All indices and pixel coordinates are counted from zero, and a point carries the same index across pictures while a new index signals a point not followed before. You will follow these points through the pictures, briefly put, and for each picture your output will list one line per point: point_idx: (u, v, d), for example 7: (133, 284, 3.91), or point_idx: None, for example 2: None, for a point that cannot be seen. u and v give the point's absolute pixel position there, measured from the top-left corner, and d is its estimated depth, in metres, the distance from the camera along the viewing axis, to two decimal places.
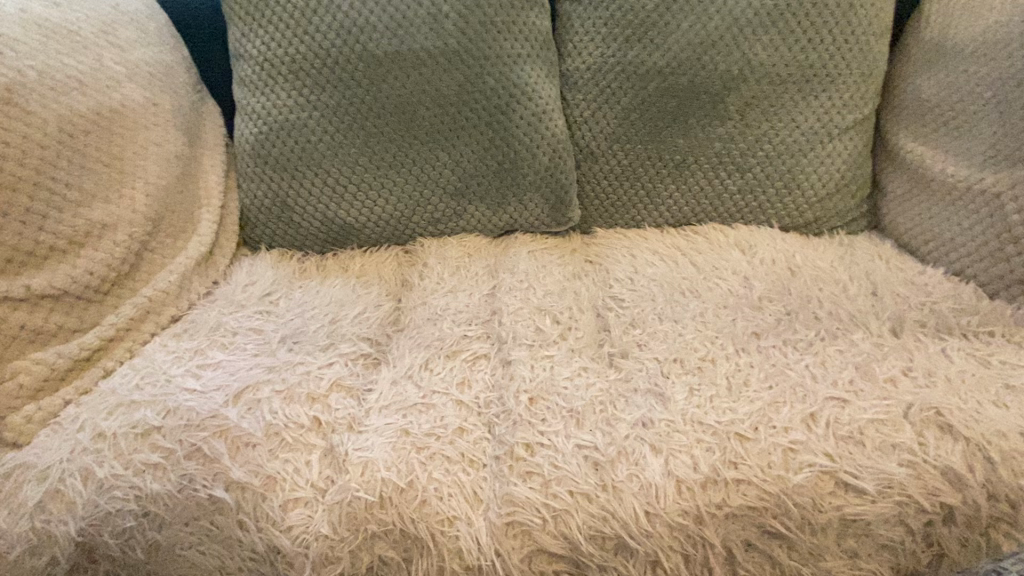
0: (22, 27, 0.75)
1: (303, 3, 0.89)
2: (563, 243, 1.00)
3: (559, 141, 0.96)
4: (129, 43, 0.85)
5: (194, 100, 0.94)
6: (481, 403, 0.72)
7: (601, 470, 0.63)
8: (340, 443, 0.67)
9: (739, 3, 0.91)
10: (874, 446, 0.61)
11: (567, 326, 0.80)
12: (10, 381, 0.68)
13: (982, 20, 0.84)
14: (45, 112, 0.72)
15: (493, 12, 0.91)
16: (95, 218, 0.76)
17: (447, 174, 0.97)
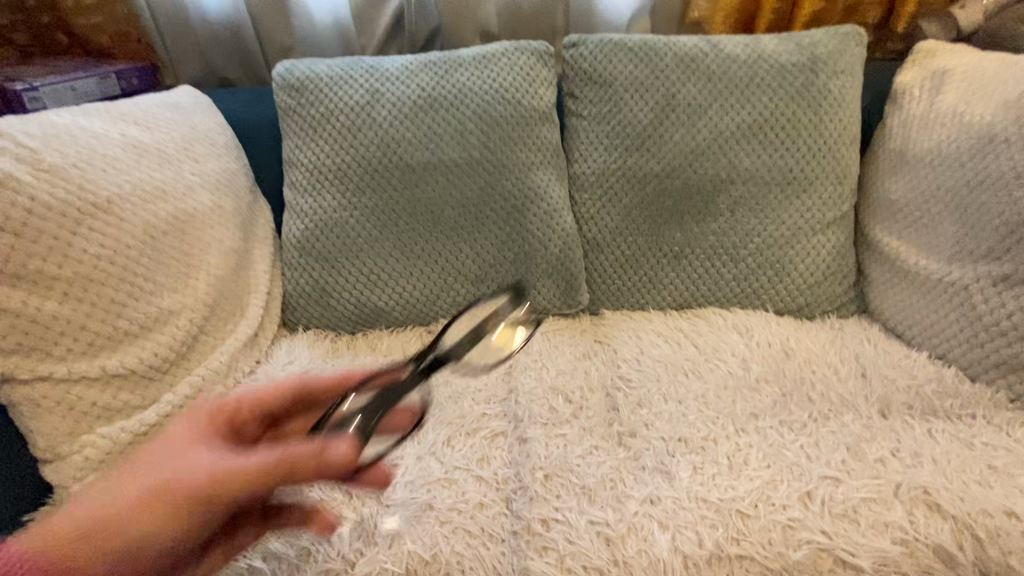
0: (123, 148, 0.90)
1: (350, 123, 1.06)
2: (573, 324, 1.08)
3: (569, 234, 1.08)
4: (203, 157, 1.00)
5: (250, 199, 1.08)
6: (499, 479, 0.78)
7: (612, 545, 0.68)
8: (370, 515, 0.73)
9: (723, 119, 1.06)
10: (867, 524, 0.66)
11: (578, 405, 0.87)
12: (77, 454, 0.76)
13: (934, 135, 0.97)
14: (134, 217, 0.85)
15: (511, 129, 1.07)
16: (164, 306, 0.86)
17: (469, 262, 1.08)
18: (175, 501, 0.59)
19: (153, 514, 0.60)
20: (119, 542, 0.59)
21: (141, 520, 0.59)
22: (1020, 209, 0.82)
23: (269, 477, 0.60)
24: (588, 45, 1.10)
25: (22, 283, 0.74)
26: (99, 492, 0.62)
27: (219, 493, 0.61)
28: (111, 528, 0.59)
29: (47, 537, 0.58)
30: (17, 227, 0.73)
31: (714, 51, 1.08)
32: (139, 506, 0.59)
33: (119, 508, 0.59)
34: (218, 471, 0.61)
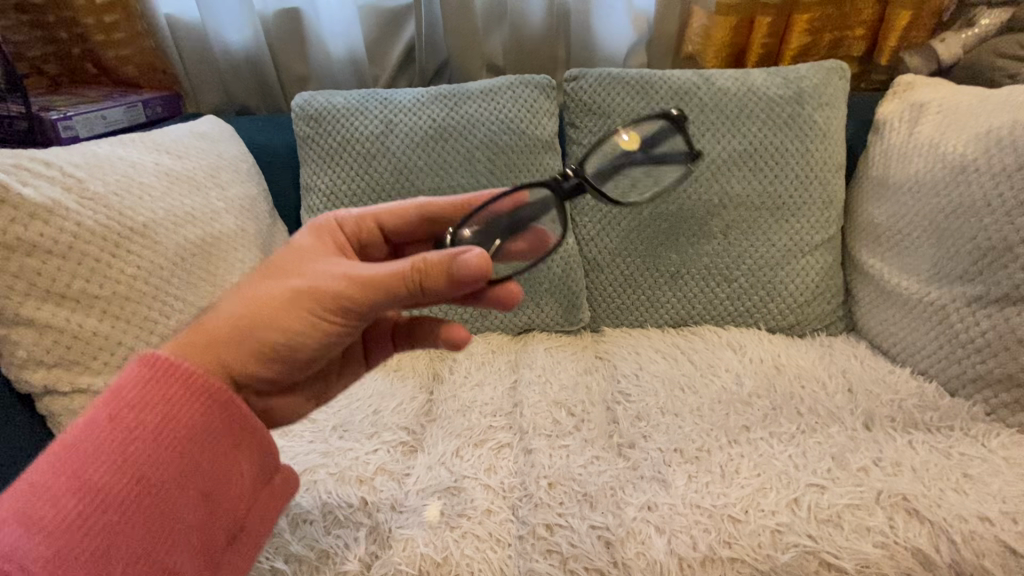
0: (157, 176, 0.97)
1: (365, 151, 1.13)
2: (575, 341, 1.14)
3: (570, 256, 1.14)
4: (229, 183, 1.08)
5: (270, 223, 1.15)
6: (506, 487, 0.82)
7: (612, 547, 0.73)
8: (385, 520, 0.78)
9: (715, 148, 1.12)
10: (850, 528, 0.71)
11: (580, 418, 0.92)
12: None
13: (911, 164, 1.04)
14: (167, 241, 0.92)
15: (516, 157, 1.14)
16: (192, 322, 0.92)
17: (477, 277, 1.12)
18: (314, 307, 0.56)
19: (280, 338, 0.56)
20: (238, 342, 0.55)
21: (280, 325, 0.55)
22: (990, 234, 0.88)
23: (409, 280, 0.53)
24: (588, 79, 1.18)
25: (67, 301, 0.80)
26: (239, 291, 0.58)
27: (343, 308, 0.56)
28: (241, 323, 0.56)
29: (181, 347, 0.55)
30: (64, 250, 0.80)
31: (706, 84, 1.15)
32: (275, 305, 0.56)
33: (263, 300, 0.56)
34: (339, 280, 0.56)
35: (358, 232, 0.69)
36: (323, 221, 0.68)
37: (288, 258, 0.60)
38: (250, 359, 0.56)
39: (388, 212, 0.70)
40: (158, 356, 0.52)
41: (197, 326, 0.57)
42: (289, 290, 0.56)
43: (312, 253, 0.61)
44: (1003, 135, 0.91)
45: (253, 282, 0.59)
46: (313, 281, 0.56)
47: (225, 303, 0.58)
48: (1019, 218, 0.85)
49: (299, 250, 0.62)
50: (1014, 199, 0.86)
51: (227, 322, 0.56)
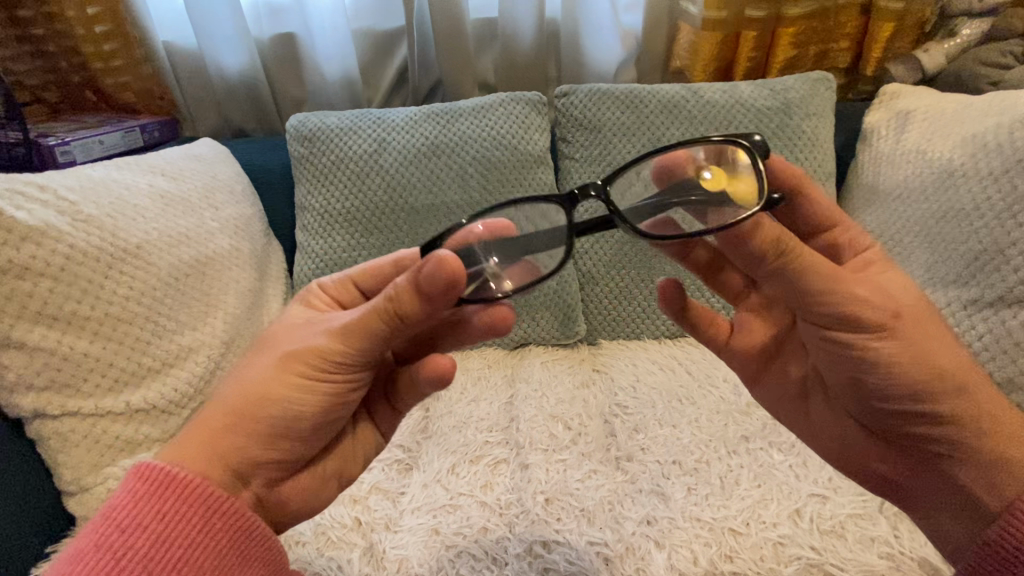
0: (151, 198, 0.97)
1: (358, 169, 1.14)
2: (571, 353, 1.11)
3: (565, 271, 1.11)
4: (223, 204, 1.08)
5: (264, 243, 1.15)
6: (503, 504, 0.80)
7: (611, 564, 0.72)
8: (379, 540, 0.77)
9: None
10: (854, 539, 0.73)
11: (578, 431, 0.91)
12: (101, 485, 0.81)
13: (902, 171, 1.04)
14: (161, 261, 0.92)
15: (508, 173, 1.15)
16: (185, 343, 0.92)
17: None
18: (301, 363, 0.55)
19: (273, 403, 0.55)
20: (232, 422, 0.54)
21: (272, 388, 0.55)
22: (981, 238, 0.88)
23: (384, 310, 0.52)
24: (578, 94, 1.19)
25: (57, 323, 0.80)
26: (229, 376, 0.59)
27: (331, 357, 0.55)
28: (232, 401, 0.55)
29: (175, 450, 0.53)
30: (56, 272, 0.80)
31: (694, 97, 1.16)
32: (264, 373, 0.56)
33: (255, 377, 0.56)
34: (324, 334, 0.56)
35: (343, 294, 0.66)
36: (304, 295, 0.67)
37: (276, 332, 0.61)
38: (248, 438, 0.54)
39: (368, 270, 0.67)
40: (152, 465, 0.50)
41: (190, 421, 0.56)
42: (276, 358, 0.57)
43: (301, 323, 0.61)
44: (989, 139, 0.92)
45: (242, 363, 0.59)
46: (300, 342, 0.57)
47: (216, 391, 0.58)
48: (1009, 221, 0.85)
49: (286, 323, 0.62)
50: (1002, 201, 0.87)
51: (218, 403, 0.55)
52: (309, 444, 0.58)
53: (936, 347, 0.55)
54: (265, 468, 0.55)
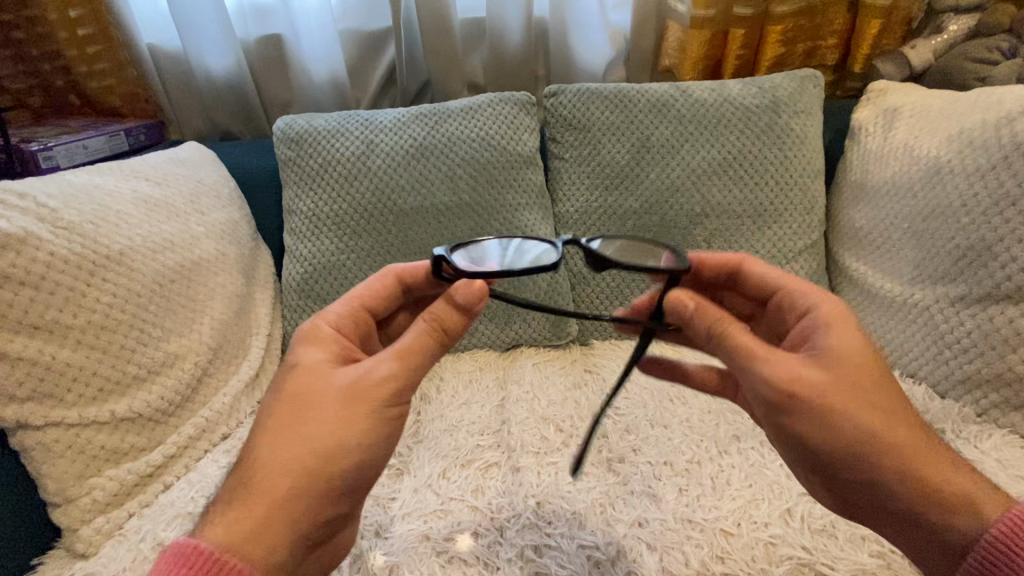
0: (134, 204, 0.96)
1: (346, 172, 1.13)
2: (563, 354, 1.10)
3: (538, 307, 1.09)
4: (209, 208, 1.07)
5: (252, 247, 1.14)
6: (494, 508, 0.80)
7: (602, 567, 0.72)
8: (368, 547, 0.76)
9: (694, 158, 1.13)
10: (845, 538, 0.73)
11: (569, 433, 0.90)
12: (86, 496, 0.80)
13: (889, 168, 1.04)
14: (145, 268, 0.91)
15: (497, 174, 1.15)
16: (170, 350, 0.90)
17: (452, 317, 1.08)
18: (357, 406, 0.57)
19: (338, 455, 0.56)
20: (297, 484, 0.55)
21: (332, 437, 0.56)
22: (968, 234, 0.88)
23: (436, 334, 0.60)
24: (567, 94, 1.18)
25: (39, 332, 0.78)
26: (261, 438, 0.57)
27: (393, 393, 0.59)
28: (293, 464, 0.55)
29: (229, 529, 0.54)
30: (37, 280, 0.79)
31: (683, 96, 1.16)
32: (319, 424, 0.56)
33: (314, 431, 0.56)
34: (376, 370, 0.59)
35: (348, 324, 0.68)
36: (308, 327, 0.66)
37: (300, 380, 0.59)
38: (320, 495, 0.56)
39: (368, 295, 0.71)
40: (194, 545, 0.52)
41: (231, 494, 0.56)
42: (325, 408, 0.57)
43: (324, 372, 0.60)
44: (976, 136, 0.92)
45: (277, 418, 0.57)
46: (345, 385, 0.58)
47: (253, 456, 0.57)
48: (996, 217, 0.85)
49: (304, 363, 0.61)
50: (989, 198, 0.87)
51: (270, 470, 0.55)
52: (373, 482, 0.60)
53: (853, 416, 0.57)
54: (333, 518, 0.58)
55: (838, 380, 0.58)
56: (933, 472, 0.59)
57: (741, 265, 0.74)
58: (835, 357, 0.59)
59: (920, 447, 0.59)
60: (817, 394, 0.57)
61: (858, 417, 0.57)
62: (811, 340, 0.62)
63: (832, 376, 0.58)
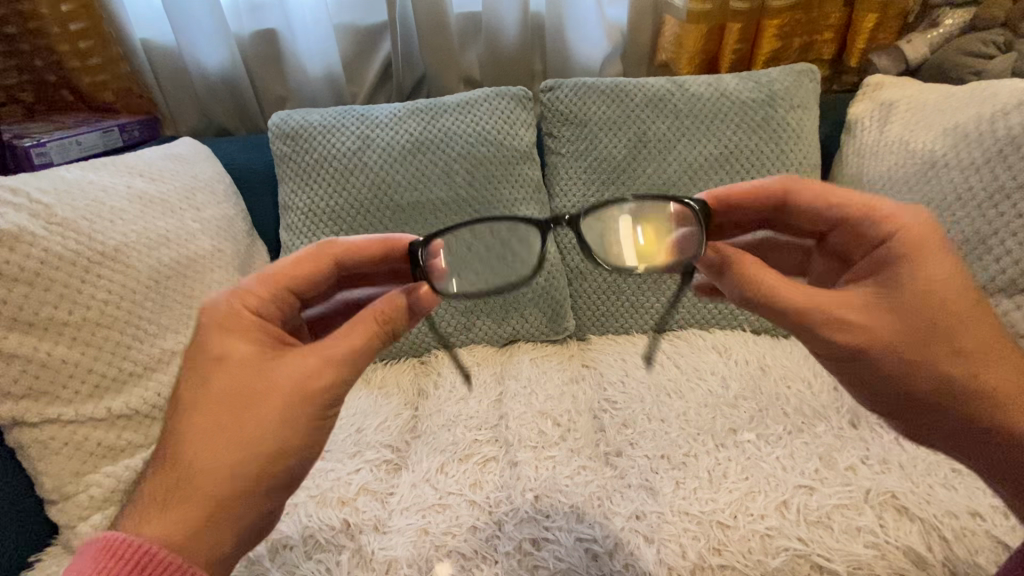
0: (128, 200, 0.95)
1: (342, 168, 1.12)
2: (561, 349, 1.10)
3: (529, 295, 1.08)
4: (204, 204, 1.06)
5: (247, 243, 1.14)
6: (492, 502, 0.80)
7: (600, 560, 0.73)
8: (368, 542, 0.76)
9: (692, 153, 1.13)
10: (840, 529, 0.73)
11: (567, 427, 0.91)
12: (83, 493, 0.80)
13: (884, 162, 1.05)
14: (141, 264, 0.90)
15: (494, 169, 1.14)
16: (167, 347, 0.90)
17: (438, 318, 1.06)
18: (303, 407, 0.57)
19: (279, 454, 0.56)
20: (237, 480, 0.55)
21: (274, 431, 0.56)
22: (962, 227, 0.88)
23: (384, 334, 0.62)
24: (564, 88, 1.18)
25: (34, 329, 0.78)
26: (194, 435, 0.55)
27: (336, 392, 0.59)
28: (235, 459, 0.55)
29: (167, 526, 0.53)
30: (31, 277, 0.78)
31: (679, 90, 1.16)
32: (256, 424, 0.56)
33: (255, 427, 0.56)
34: (320, 371, 0.58)
35: (270, 307, 0.64)
36: (226, 310, 0.62)
37: (232, 373, 0.57)
38: (262, 494, 0.56)
39: (293, 274, 0.68)
40: (119, 540, 0.51)
41: (159, 495, 0.55)
42: (265, 409, 0.56)
43: (260, 365, 0.58)
44: (970, 129, 0.93)
45: (214, 414, 0.56)
46: (286, 384, 0.57)
47: (181, 456, 0.55)
48: (991, 211, 0.86)
49: (234, 358, 0.58)
50: (984, 191, 0.87)
51: (205, 473, 0.54)
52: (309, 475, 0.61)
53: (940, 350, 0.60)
54: (277, 511, 0.59)
55: (913, 323, 0.60)
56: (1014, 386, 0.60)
57: (789, 194, 0.69)
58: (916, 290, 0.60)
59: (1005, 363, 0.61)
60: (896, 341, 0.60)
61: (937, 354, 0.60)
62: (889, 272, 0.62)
63: (905, 315, 0.60)
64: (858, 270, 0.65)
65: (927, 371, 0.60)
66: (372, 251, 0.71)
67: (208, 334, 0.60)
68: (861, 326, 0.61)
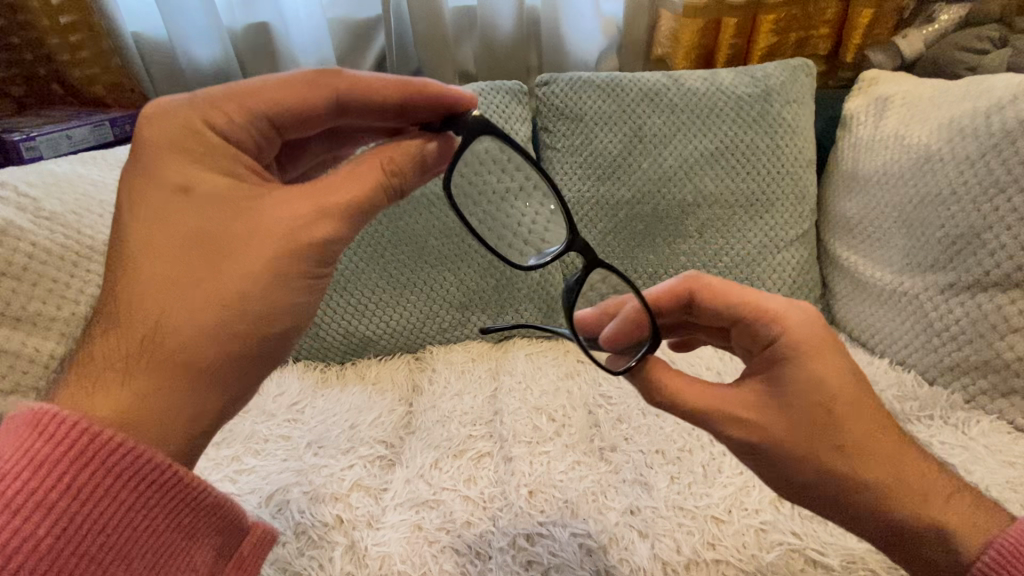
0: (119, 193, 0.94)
1: None
2: (556, 345, 1.10)
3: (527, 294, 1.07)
4: None
5: None
6: (486, 498, 0.80)
7: (594, 555, 0.72)
8: (361, 538, 0.75)
9: (687, 147, 1.13)
10: (835, 523, 0.74)
11: (561, 423, 0.90)
12: None
13: (880, 156, 1.05)
14: None
15: None
16: None
17: (432, 313, 1.06)
18: (282, 264, 0.52)
19: (257, 317, 0.52)
20: (211, 345, 0.50)
21: (255, 293, 0.52)
22: (958, 222, 0.89)
23: (382, 183, 0.56)
24: (559, 82, 1.17)
25: (23, 324, 0.77)
26: (159, 288, 0.50)
27: (325, 249, 0.54)
28: (209, 321, 0.50)
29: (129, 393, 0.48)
30: (18, 271, 0.78)
31: (675, 84, 1.15)
32: (235, 280, 0.51)
33: (234, 282, 0.51)
34: (306, 223, 0.53)
35: (242, 132, 0.55)
36: (185, 129, 0.54)
37: (205, 218, 0.52)
38: (238, 359, 0.52)
39: (276, 97, 0.56)
40: (55, 414, 0.45)
41: (108, 353, 0.49)
42: (241, 260, 0.51)
43: (235, 209, 0.52)
44: (965, 123, 0.92)
45: (185, 268, 0.50)
46: (264, 232, 0.52)
47: (137, 309, 0.50)
48: (985, 205, 0.86)
49: (201, 192, 0.52)
50: (979, 185, 0.87)
51: (170, 331, 0.49)
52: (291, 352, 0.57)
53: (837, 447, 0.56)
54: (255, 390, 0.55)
55: (805, 419, 0.57)
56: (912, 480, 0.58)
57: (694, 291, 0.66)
58: (797, 386, 0.57)
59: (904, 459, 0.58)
60: (789, 440, 0.57)
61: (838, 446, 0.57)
62: (772, 370, 0.60)
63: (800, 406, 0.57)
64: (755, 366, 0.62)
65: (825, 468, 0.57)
66: (385, 102, 0.59)
67: (162, 163, 0.53)
68: (750, 426, 0.58)
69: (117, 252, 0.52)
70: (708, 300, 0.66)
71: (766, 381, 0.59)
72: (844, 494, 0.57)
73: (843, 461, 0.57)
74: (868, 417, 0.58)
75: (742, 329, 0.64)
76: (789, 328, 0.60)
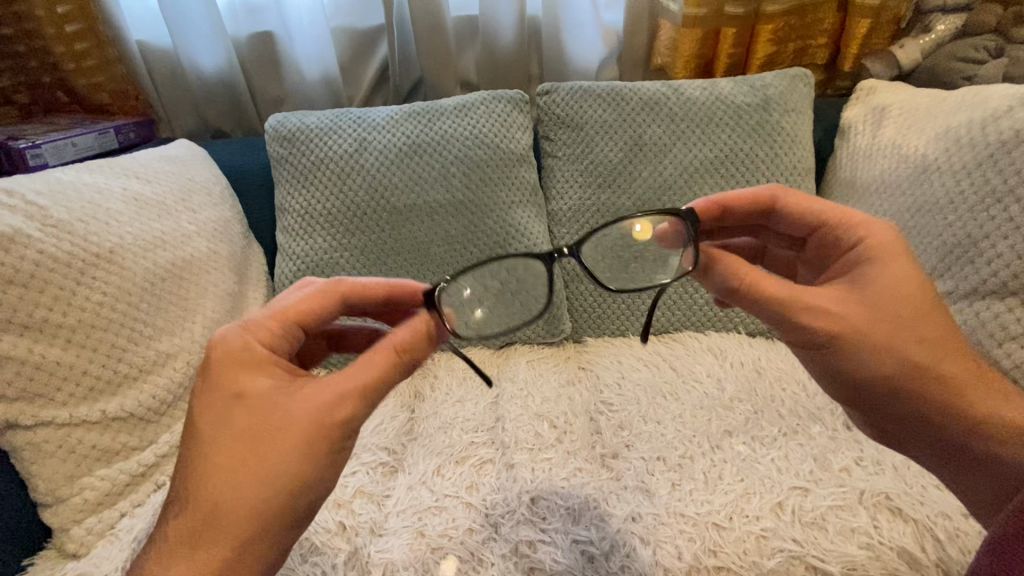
0: (124, 202, 0.95)
1: (339, 169, 1.12)
2: (557, 352, 1.10)
3: None
4: (200, 206, 1.06)
5: (244, 244, 1.14)
6: (488, 504, 0.80)
7: (596, 562, 0.73)
8: (364, 545, 0.76)
9: (687, 156, 1.14)
10: (835, 530, 0.74)
11: (563, 429, 0.91)
12: (77, 496, 0.80)
13: (878, 166, 1.07)
14: (136, 266, 0.90)
15: (490, 172, 1.14)
16: (162, 349, 0.90)
17: None
18: (316, 443, 0.56)
19: (294, 490, 0.55)
20: (259, 522, 0.55)
21: (292, 469, 0.55)
22: (955, 231, 0.89)
23: (395, 365, 0.60)
24: (560, 92, 1.19)
25: (29, 331, 0.77)
26: (211, 478, 0.55)
27: (347, 429, 0.58)
28: (257, 503, 0.54)
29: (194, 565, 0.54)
30: (26, 278, 0.78)
31: (674, 94, 1.16)
32: (277, 461, 0.55)
33: (274, 464, 0.55)
34: (333, 408, 0.57)
35: (282, 339, 0.64)
36: (240, 347, 0.60)
37: (250, 414, 0.56)
38: (284, 525, 0.56)
39: (302, 311, 0.66)
40: None
41: (180, 531, 0.55)
42: (276, 449, 0.55)
43: (275, 402, 0.57)
44: (962, 133, 0.94)
45: (231, 461, 0.55)
46: (297, 424, 0.56)
47: (202, 494, 0.55)
48: (982, 214, 0.87)
49: (250, 396, 0.57)
50: (976, 194, 0.88)
51: (224, 513, 0.54)
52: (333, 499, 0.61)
53: (901, 349, 0.62)
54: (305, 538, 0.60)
55: (883, 315, 0.63)
56: (968, 392, 0.63)
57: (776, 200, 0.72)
58: (876, 288, 0.63)
59: (965, 370, 0.64)
60: (861, 333, 0.62)
61: (904, 348, 0.62)
62: (854, 271, 0.66)
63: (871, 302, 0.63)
64: (831, 272, 0.69)
65: (884, 364, 0.62)
66: (379, 296, 0.71)
67: (220, 373, 0.59)
68: (829, 317, 0.62)
69: (185, 446, 0.58)
70: (787, 206, 0.72)
71: (849, 281, 0.65)
72: (901, 389, 0.63)
73: (905, 359, 0.63)
74: (935, 330, 0.64)
75: (821, 237, 0.70)
76: (870, 234, 0.67)
